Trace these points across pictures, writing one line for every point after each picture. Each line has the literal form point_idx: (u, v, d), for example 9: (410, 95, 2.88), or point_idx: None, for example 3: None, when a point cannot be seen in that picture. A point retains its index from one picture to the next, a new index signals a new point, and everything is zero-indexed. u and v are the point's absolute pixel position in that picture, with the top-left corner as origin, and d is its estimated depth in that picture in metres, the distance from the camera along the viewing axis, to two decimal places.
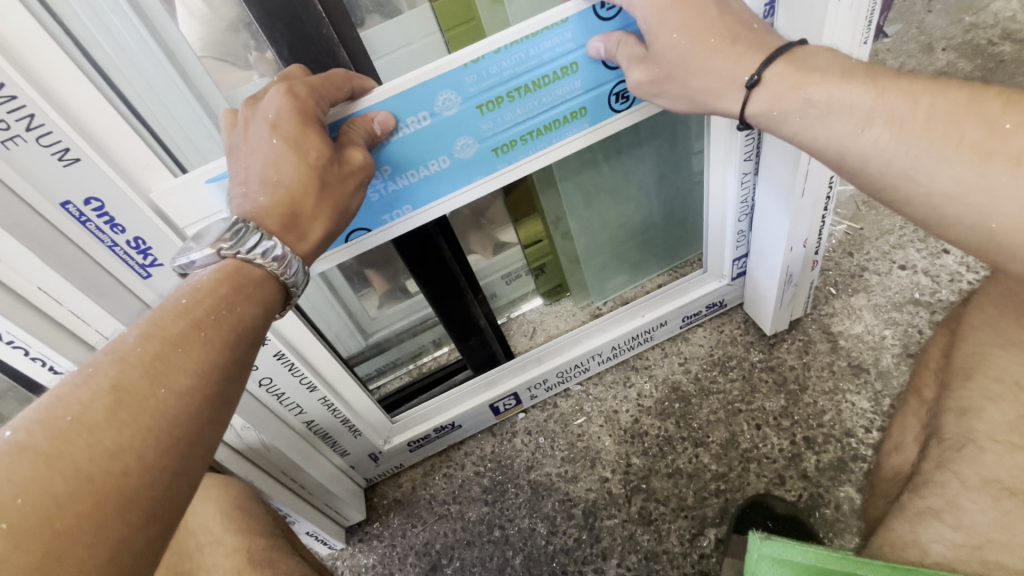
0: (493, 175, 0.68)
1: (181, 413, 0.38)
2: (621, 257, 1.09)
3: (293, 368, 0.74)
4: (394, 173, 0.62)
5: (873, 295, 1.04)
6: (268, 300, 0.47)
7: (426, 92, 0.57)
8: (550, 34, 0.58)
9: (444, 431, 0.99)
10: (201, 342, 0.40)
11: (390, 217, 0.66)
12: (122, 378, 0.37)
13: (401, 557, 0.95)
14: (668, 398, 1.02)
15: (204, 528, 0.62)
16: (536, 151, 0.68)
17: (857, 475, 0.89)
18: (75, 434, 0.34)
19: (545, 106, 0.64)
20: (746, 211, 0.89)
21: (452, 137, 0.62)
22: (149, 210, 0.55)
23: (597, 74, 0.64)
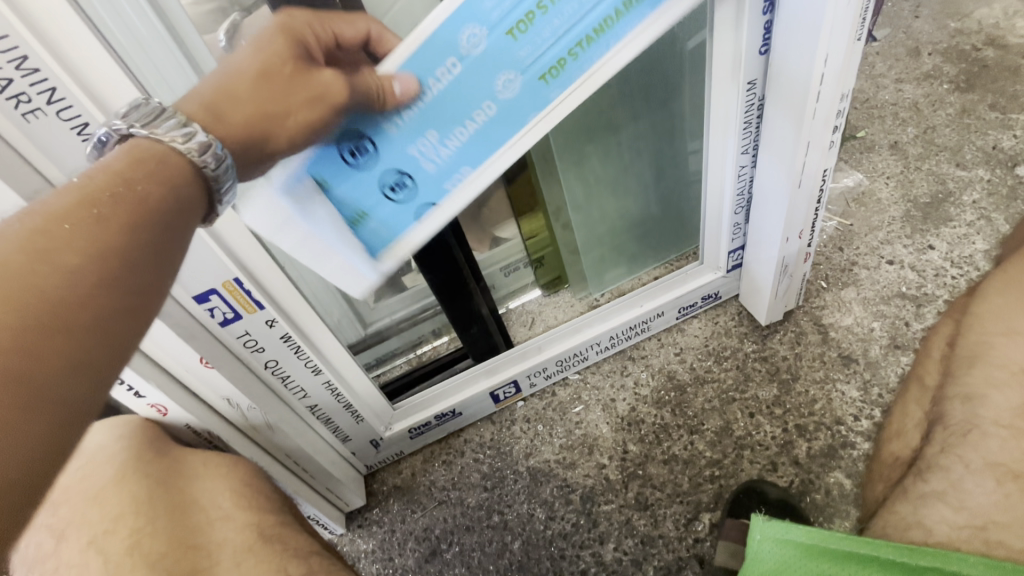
0: (551, 105, 0.61)
1: (67, 284, 0.36)
2: (619, 248, 1.11)
3: (299, 351, 0.74)
4: (439, 138, 0.59)
5: (862, 288, 1.07)
6: (180, 188, 0.44)
7: (445, 32, 0.53)
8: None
9: (444, 418, 1.00)
10: (92, 218, 0.38)
11: (452, 183, 0.64)
12: (6, 254, 0.35)
13: (400, 542, 0.96)
14: (664, 386, 1.04)
15: (214, 503, 0.62)
16: (595, 64, 0.60)
17: (846, 462, 0.92)
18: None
19: (587, 4, 0.55)
20: (743, 203, 0.92)
21: (490, 78, 0.57)
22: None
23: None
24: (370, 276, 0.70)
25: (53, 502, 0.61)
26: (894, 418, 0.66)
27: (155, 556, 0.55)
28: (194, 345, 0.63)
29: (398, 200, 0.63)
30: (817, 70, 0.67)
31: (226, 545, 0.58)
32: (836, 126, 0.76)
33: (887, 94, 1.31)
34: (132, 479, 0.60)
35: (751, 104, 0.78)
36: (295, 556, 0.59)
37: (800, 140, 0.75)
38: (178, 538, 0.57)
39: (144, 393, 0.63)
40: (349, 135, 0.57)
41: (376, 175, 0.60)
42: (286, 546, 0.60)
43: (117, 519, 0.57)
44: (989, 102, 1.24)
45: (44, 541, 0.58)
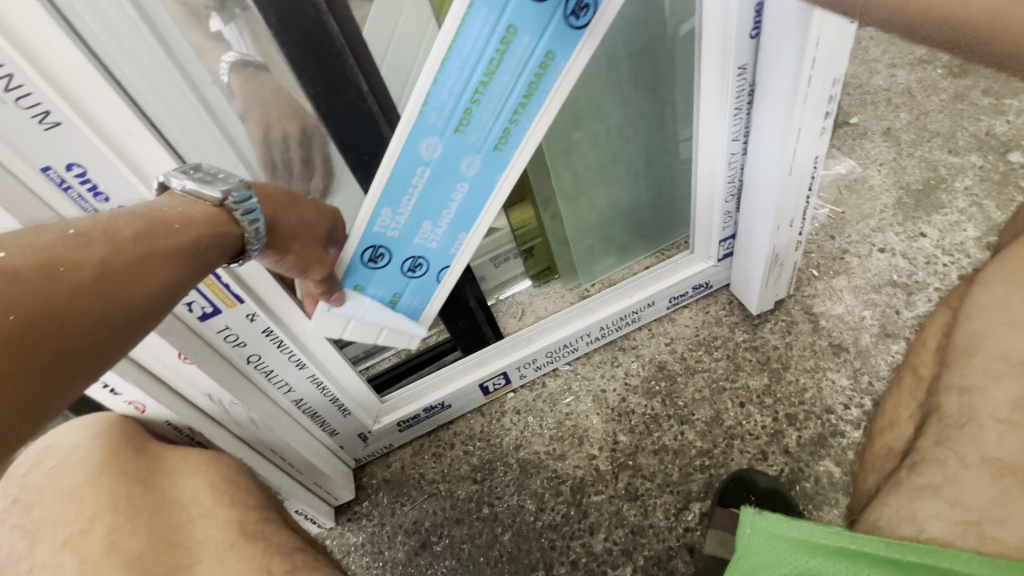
0: (511, 166, 0.67)
1: (124, 288, 0.44)
2: (609, 239, 1.09)
3: (282, 345, 0.73)
4: (433, 224, 0.69)
5: (853, 276, 1.07)
6: (225, 236, 0.52)
7: (409, 152, 0.61)
8: (464, 28, 0.54)
9: (433, 411, 0.99)
10: (152, 246, 0.46)
11: (456, 250, 0.73)
12: (83, 251, 0.42)
13: (390, 535, 0.95)
14: (654, 376, 1.03)
15: (194, 501, 0.61)
16: (537, 120, 0.64)
17: (836, 450, 0.91)
18: (36, 274, 0.39)
19: (512, 80, 0.59)
20: (734, 191, 0.90)
21: (453, 168, 0.64)
22: (136, 181, 0.53)
23: (539, 15, 0.56)
24: (417, 336, 0.80)
25: (27, 504, 0.59)
26: (887, 410, 0.66)
27: (133, 554, 0.54)
28: (171, 340, 0.61)
29: (419, 276, 0.74)
30: (807, 54, 0.66)
31: (208, 543, 0.58)
32: (828, 113, 0.75)
33: (881, 79, 1.30)
34: (111, 476, 0.59)
35: (741, 92, 0.76)
36: (278, 553, 0.58)
37: (791, 125, 0.74)
38: (156, 536, 0.56)
39: (120, 390, 0.62)
40: (366, 249, 0.68)
41: (393, 266, 0.71)
42: (269, 543, 0.59)
43: (93, 518, 0.56)
44: (983, 87, 1.23)
45: (17, 543, 0.56)
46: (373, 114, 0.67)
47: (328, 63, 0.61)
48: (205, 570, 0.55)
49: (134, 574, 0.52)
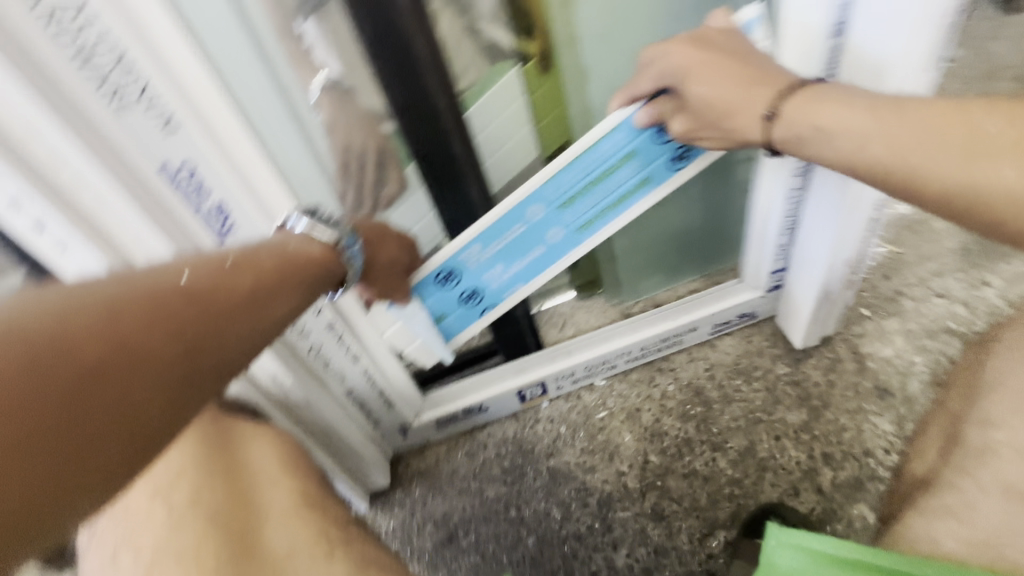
0: (582, 246, 0.80)
1: (262, 312, 0.53)
2: (657, 260, 1.10)
3: (342, 338, 0.80)
4: (504, 267, 0.80)
5: (906, 319, 1.04)
6: (330, 270, 0.62)
7: (517, 210, 0.73)
8: (603, 141, 0.69)
9: (471, 412, 1.03)
10: (280, 280, 0.56)
11: (509, 293, 0.84)
12: (234, 279, 0.52)
13: (420, 525, 1.00)
14: (690, 400, 1.04)
15: (262, 467, 0.66)
16: (618, 220, 0.79)
17: (871, 496, 0.91)
18: (206, 297, 0.50)
19: (614, 189, 0.75)
20: (790, 226, 0.90)
21: (542, 233, 0.77)
22: (258, 208, 0.63)
23: (654, 151, 0.73)
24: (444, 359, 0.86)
25: None
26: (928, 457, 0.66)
27: (207, 518, 0.60)
28: None
29: (470, 305, 0.83)
30: None
31: (273, 508, 0.63)
32: None
33: None
34: (189, 444, 0.66)
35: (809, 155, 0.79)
36: (334, 525, 0.63)
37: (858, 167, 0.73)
38: (233, 498, 0.62)
39: None
40: (442, 271, 0.76)
41: (456, 291, 0.80)
42: (324, 515, 0.63)
43: (179, 474, 0.63)
44: None
45: None
46: (446, 129, 0.72)
47: (411, 80, 0.66)
48: (271, 533, 0.60)
49: (213, 530, 0.59)
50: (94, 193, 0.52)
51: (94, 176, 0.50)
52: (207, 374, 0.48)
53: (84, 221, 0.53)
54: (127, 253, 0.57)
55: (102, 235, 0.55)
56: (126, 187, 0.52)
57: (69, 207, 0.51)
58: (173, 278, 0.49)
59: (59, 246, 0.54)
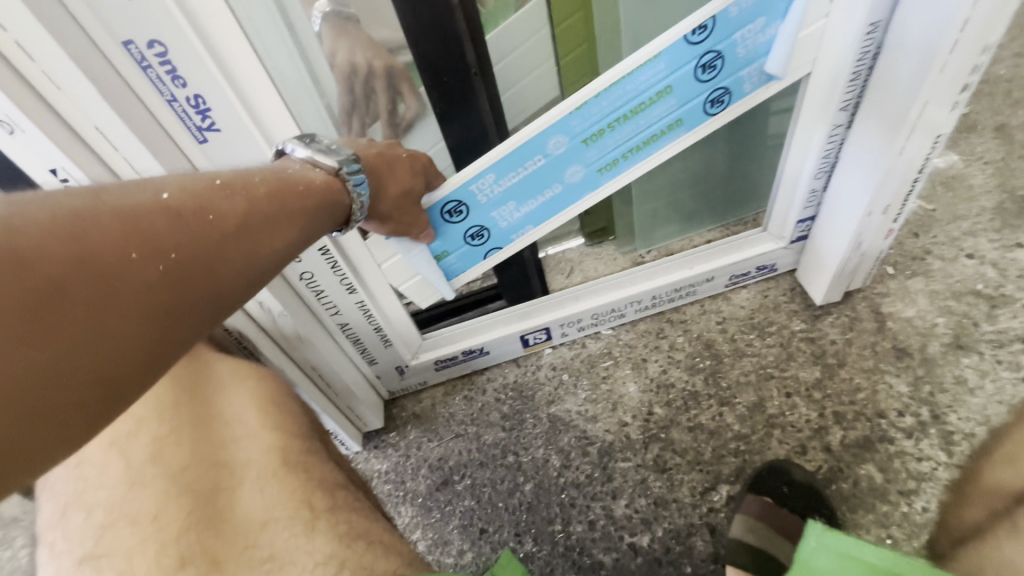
0: (599, 190, 0.75)
1: (262, 240, 0.46)
2: (675, 205, 1.00)
3: (336, 266, 0.72)
4: (516, 206, 0.73)
5: (932, 280, 0.99)
6: (339, 198, 0.54)
7: (539, 141, 0.67)
8: (641, 69, 0.63)
9: (472, 355, 0.99)
10: (278, 205, 0.48)
11: (516, 236, 0.77)
12: (225, 201, 0.45)
13: (414, 468, 0.97)
14: (700, 353, 1.00)
15: (238, 420, 0.61)
16: (640, 164, 0.74)
17: (881, 456, 0.88)
18: (193, 214, 0.42)
19: (642, 127, 0.69)
20: (826, 168, 0.84)
21: (561, 170, 0.71)
22: (248, 124, 0.56)
23: (691, 89, 0.67)
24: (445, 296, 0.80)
25: None
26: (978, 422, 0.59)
27: (177, 469, 0.56)
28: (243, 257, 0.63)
29: (475, 245, 0.76)
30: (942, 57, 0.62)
31: (249, 466, 0.58)
32: (967, 85, 0.66)
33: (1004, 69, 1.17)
34: None
35: (850, 96, 0.74)
36: (320, 490, 0.57)
37: (918, 98, 0.66)
38: (201, 452, 0.58)
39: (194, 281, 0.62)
40: (449, 203, 0.69)
41: (461, 227, 0.73)
42: (312, 477, 0.58)
43: (141, 420, 0.59)
44: None
45: None
46: (458, 33, 0.62)
47: None
48: (246, 494, 0.55)
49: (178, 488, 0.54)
50: (50, 69, 0.45)
51: (57, 54, 0.44)
52: (198, 312, 0.40)
53: (45, 106, 0.47)
54: (93, 148, 0.51)
55: (69, 129, 0.49)
56: (91, 70, 0.46)
57: (26, 85, 0.45)
58: (152, 197, 0.41)
59: (9, 128, 0.47)
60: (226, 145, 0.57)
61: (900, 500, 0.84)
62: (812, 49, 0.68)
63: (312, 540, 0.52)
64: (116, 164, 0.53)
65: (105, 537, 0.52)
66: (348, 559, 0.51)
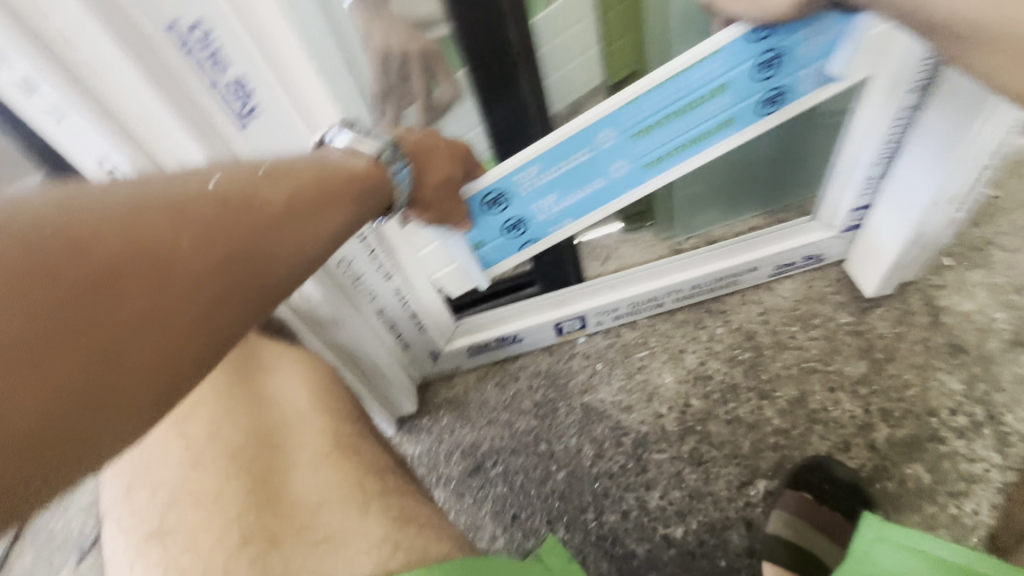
0: (641, 186, 0.73)
1: (310, 226, 0.46)
2: (719, 190, 0.96)
3: (374, 253, 0.71)
4: (556, 198, 0.71)
5: (993, 272, 0.94)
6: (380, 185, 0.53)
7: (586, 134, 0.65)
8: (697, 65, 0.61)
9: (505, 342, 0.98)
10: (319, 189, 0.48)
11: (555, 228, 0.76)
12: (266, 188, 0.45)
13: (446, 453, 0.97)
14: (740, 345, 0.97)
15: (289, 402, 0.59)
16: (688, 161, 0.71)
17: (930, 456, 0.84)
18: (241, 202, 0.43)
19: (693, 125, 0.66)
20: (887, 154, 0.79)
21: (606, 164, 0.68)
22: (286, 104, 0.55)
23: (747, 87, 0.64)
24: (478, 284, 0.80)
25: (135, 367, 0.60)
26: None
27: (234, 448, 0.54)
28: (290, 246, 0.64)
29: (513, 235, 0.75)
30: None
31: (303, 450, 0.54)
32: None
33: None
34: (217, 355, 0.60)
35: (920, 79, 0.68)
36: (370, 471, 0.54)
37: None
38: (258, 434, 0.55)
39: None
40: (490, 193, 0.68)
41: (501, 218, 0.72)
42: (362, 458, 0.54)
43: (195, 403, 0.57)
44: None
45: None
46: (502, 12, 0.59)
47: None
48: (299, 476, 0.52)
49: (236, 467, 0.52)
50: (93, 57, 0.44)
51: (102, 40, 0.43)
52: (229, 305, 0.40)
53: (89, 93, 0.46)
54: (135, 136, 0.51)
55: (112, 115, 0.48)
56: (136, 52, 0.45)
57: (69, 74, 0.44)
58: (201, 188, 0.42)
59: (55, 116, 0.47)
60: (266, 124, 0.56)
61: (949, 502, 0.81)
62: (875, 50, 0.64)
63: (366, 521, 0.48)
64: (160, 149, 0.52)
65: (169, 514, 0.50)
66: (406, 539, 0.47)
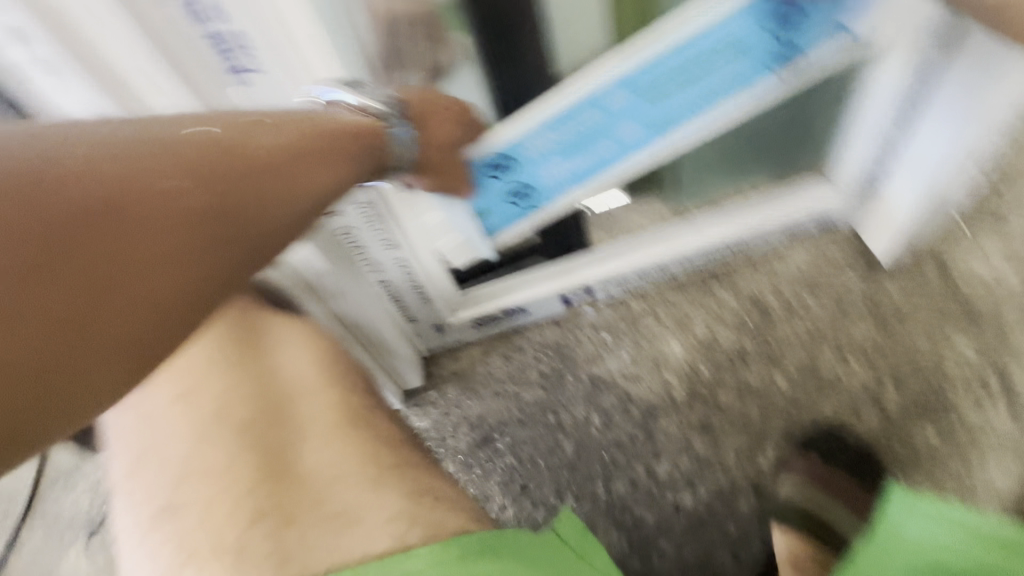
0: (651, 154, 0.70)
1: (294, 185, 0.46)
2: (732, 154, 0.92)
3: (377, 221, 0.69)
4: (563, 164, 0.69)
5: (1011, 236, 0.92)
6: (370, 144, 0.53)
7: (595, 98, 0.61)
8: (717, 26, 0.55)
9: (511, 313, 0.96)
10: (307, 142, 0.48)
11: (559, 198, 0.74)
12: (253, 138, 0.45)
13: (454, 425, 0.97)
14: (750, 313, 0.95)
15: (294, 376, 0.57)
16: (700, 125, 0.68)
17: (941, 420, 0.84)
18: (225, 150, 0.43)
19: (708, 88, 0.63)
20: (909, 114, 0.75)
21: (616, 128, 0.65)
22: (292, 66, 0.50)
23: (767, 50, 0.60)
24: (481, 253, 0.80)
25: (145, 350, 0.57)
26: None
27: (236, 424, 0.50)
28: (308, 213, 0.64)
29: (517, 203, 0.73)
30: None
31: (309, 423, 0.52)
32: None
33: None
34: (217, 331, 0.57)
35: (953, 36, 0.63)
36: (380, 445, 0.52)
37: None
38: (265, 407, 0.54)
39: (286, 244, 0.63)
40: (495, 157, 0.65)
41: (505, 184, 0.70)
42: (370, 432, 0.53)
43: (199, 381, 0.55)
44: None
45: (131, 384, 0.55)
46: None
47: None
48: (307, 451, 0.50)
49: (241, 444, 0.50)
50: None
51: None
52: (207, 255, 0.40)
53: (63, 33, 0.42)
54: (117, 79, 0.47)
55: (91, 58, 0.44)
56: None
57: (38, 11, 0.40)
58: (178, 133, 0.41)
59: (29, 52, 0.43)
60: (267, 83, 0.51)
61: (959, 466, 0.81)
62: (902, 16, 0.61)
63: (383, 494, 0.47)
64: (142, 94, 0.48)
65: (181, 488, 0.49)
66: (425, 512, 0.46)
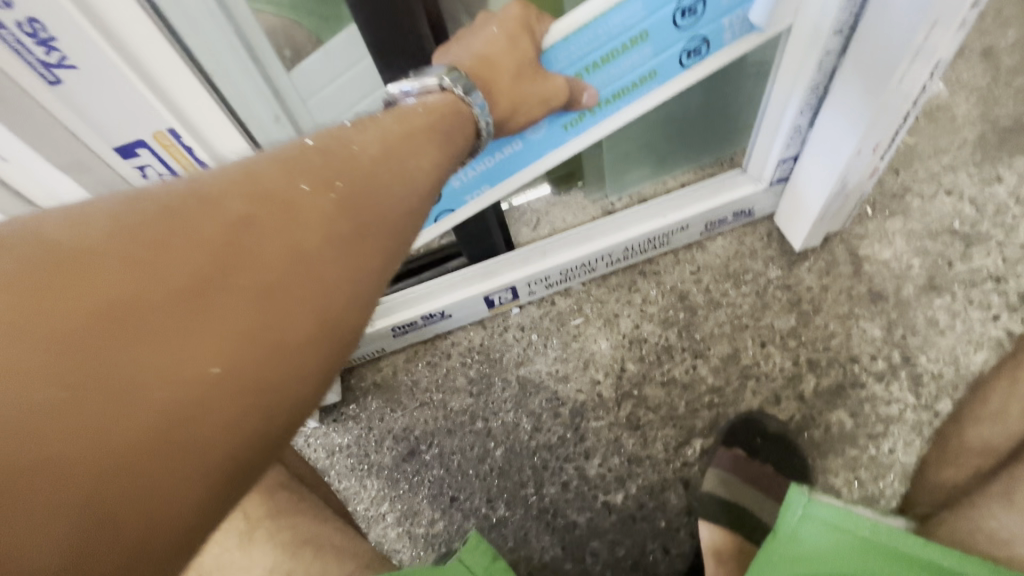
0: (561, 148, 0.67)
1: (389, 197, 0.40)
2: (649, 147, 0.91)
3: None
4: (471, 164, 0.65)
5: (910, 219, 0.96)
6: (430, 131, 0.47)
7: None
8: (614, 10, 0.53)
9: (432, 320, 0.91)
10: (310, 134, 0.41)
11: (471, 198, 0.70)
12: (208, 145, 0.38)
13: (377, 440, 0.92)
14: (673, 306, 0.95)
15: None
16: (609, 117, 0.65)
17: (852, 401, 0.87)
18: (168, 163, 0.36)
19: (613, 78, 0.60)
20: (812, 101, 0.76)
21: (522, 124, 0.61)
22: (112, 58, 0.41)
23: (668, 37, 0.58)
24: None
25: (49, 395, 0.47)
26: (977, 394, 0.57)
27: None
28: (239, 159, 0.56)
29: None
30: None
31: None
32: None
33: None
34: None
35: (845, 18, 0.64)
36: None
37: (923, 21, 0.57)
38: None
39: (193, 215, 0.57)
40: None
41: None
42: None
43: None
44: None
45: None
46: None
47: None
48: None
49: None
50: None
51: None
52: (293, 297, 0.33)
53: None
54: None
55: None
56: None
57: None
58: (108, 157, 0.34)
59: None
60: (91, 85, 0.43)
61: (869, 443, 0.84)
62: None
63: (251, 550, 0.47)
64: None
65: None
66: None
